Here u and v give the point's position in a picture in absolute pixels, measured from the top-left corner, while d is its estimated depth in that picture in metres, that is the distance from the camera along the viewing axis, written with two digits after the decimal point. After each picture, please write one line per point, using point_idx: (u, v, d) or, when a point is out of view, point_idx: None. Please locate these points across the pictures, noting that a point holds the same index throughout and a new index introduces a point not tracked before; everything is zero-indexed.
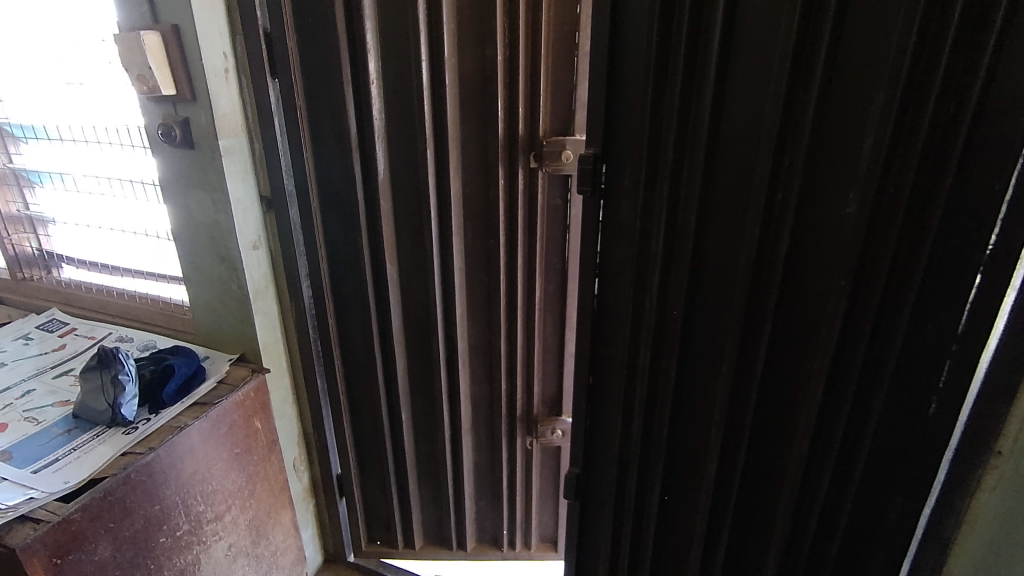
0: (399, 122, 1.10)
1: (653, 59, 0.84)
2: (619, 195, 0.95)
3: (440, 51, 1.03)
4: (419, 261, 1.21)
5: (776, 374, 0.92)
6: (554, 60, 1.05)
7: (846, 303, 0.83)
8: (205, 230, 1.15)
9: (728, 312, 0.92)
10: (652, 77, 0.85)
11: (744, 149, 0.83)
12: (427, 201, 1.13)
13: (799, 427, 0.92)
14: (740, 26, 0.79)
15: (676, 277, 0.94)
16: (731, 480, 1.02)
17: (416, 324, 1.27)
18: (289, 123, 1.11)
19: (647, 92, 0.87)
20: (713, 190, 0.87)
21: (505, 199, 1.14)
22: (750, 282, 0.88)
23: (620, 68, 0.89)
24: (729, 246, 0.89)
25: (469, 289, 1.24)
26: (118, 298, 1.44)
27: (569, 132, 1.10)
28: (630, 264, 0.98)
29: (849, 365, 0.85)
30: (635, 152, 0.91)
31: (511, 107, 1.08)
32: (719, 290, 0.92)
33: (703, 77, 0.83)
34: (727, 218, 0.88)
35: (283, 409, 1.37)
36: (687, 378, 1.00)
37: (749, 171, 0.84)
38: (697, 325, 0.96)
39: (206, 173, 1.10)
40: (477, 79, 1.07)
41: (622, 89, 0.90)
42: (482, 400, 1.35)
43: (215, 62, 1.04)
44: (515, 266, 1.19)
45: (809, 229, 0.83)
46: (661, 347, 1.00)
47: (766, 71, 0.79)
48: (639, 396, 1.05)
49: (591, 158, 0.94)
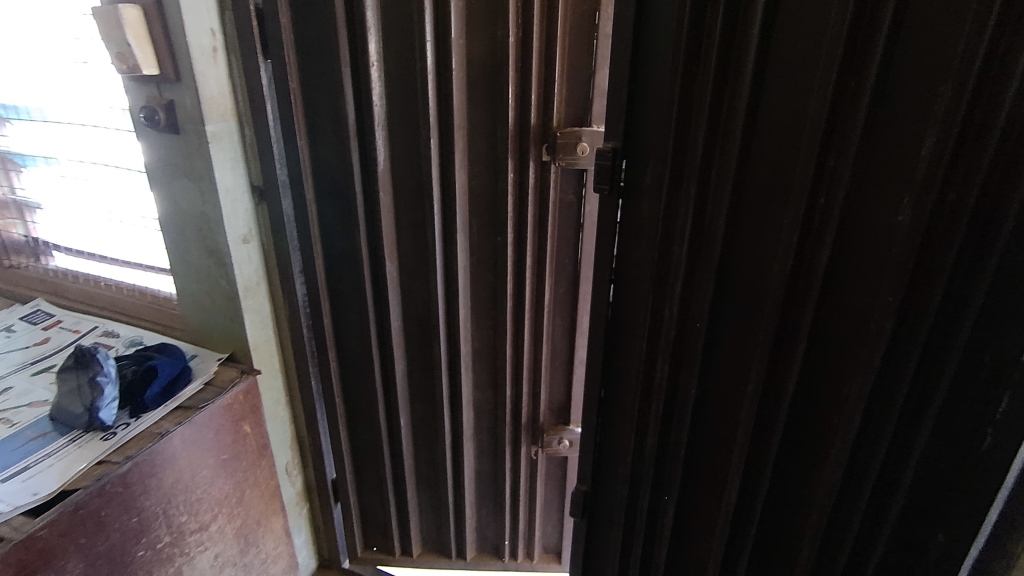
0: (401, 109, 1.01)
1: (684, 44, 0.75)
2: (639, 194, 0.86)
3: (446, 31, 0.94)
4: (421, 259, 1.13)
5: (810, 393, 0.84)
6: (572, 44, 0.96)
7: (893, 322, 0.74)
8: (192, 222, 1.07)
9: (757, 325, 0.84)
10: (682, 65, 0.76)
11: (783, 147, 0.74)
12: (431, 195, 1.05)
13: (831, 453, 0.84)
14: (784, 7, 0.69)
15: (702, 288, 0.85)
16: (753, 505, 0.94)
17: (416, 325, 1.20)
18: (283, 109, 1.02)
19: (675, 81, 0.77)
20: (745, 193, 0.79)
21: (514, 193, 1.06)
22: (785, 295, 0.80)
23: (647, 53, 0.80)
24: (761, 254, 0.80)
25: (473, 290, 1.16)
26: (105, 290, 1.37)
27: (586, 122, 1.01)
28: (649, 272, 0.89)
29: (893, 390, 0.77)
30: (660, 147, 0.82)
31: (524, 94, 0.99)
32: (747, 301, 0.84)
33: (740, 66, 0.73)
34: (760, 225, 0.79)
35: (275, 410, 1.27)
36: (709, 393, 0.92)
37: (787, 172, 0.75)
38: (722, 336, 0.88)
39: (192, 161, 1.01)
40: (487, 63, 0.98)
41: (648, 76, 0.81)
42: (485, 406, 1.28)
43: (203, 41, 0.95)
44: (523, 266, 1.11)
45: (853, 239, 0.74)
46: (681, 361, 0.91)
47: (811, 60, 0.69)
48: (654, 412, 0.97)
49: (609, 153, 0.86)
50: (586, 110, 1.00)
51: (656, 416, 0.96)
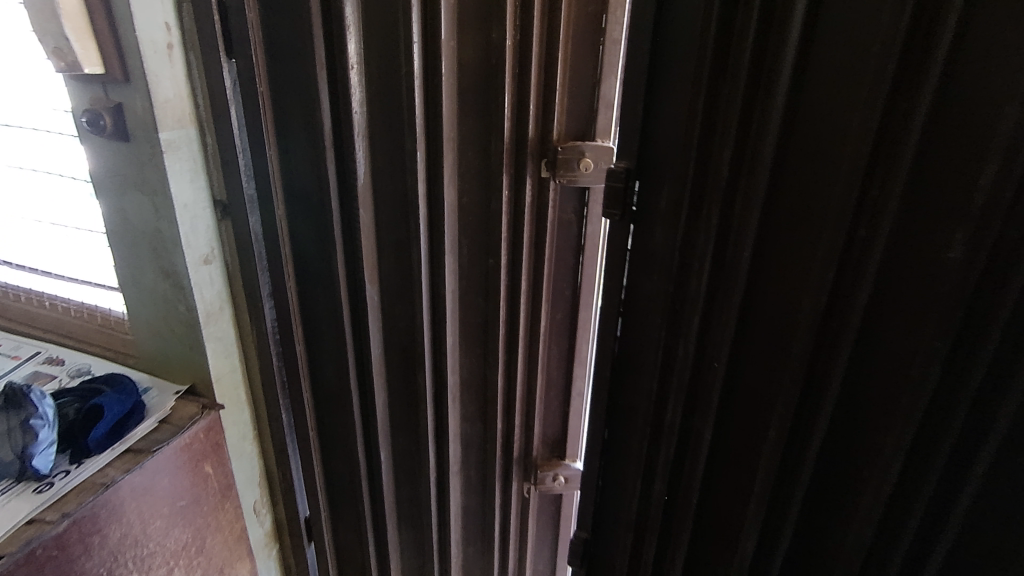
0: (384, 117, 0.91)
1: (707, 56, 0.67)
2: (651, 222, 0.78)
3: (435, 32, 0.84)
4: (405, 281, 1.02)
5: (839, 443, 0.76)
6: (577, 48, 0.86)
7: (938, 369, 0.66)
8: (146, 240, 0.95)
9: (782, 368, 0.75)
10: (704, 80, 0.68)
11: (819, 173, 0.66)
12: (416, 213, 0.95)
13: (861, 507, 0.76)
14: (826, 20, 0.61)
15: (722, 327, 0.77)
16: (771, 558, 0.86)
17: (398, 352, 1.09)
18: (249, 114, 0.90)
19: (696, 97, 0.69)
20: (772, 226, 0.71)
21: (509, 212, 0.96)
22: (815, 338, 0.72)
23: (664, 63, 0.71)
24: (790, 295, 0.72)
25: (462, 315, 1.06)
26: (48, 309, 1.23)
27: (589, 135, 0.91)
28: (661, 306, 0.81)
29: (936, 441, 0.69)
30: (676, 170, 0.73)
31: (521, 104, 0.89)
32: (771, 341, 0.75)
33: (771, 82, 0.65)
34: (789, 263, 0.71)
35: (241, 447, 1.14)
36: (724, 439, 0.84)
37: (823, 201, 0.66)
38: (741, 378, 0.79)
39: (144, 172, 0.89)
40: (480, 68, 0.88)
41: (666, 90, 0.72)
42: (473, 439, 1.17)
43: (157, 35, 0.82)
44: (518, 291, 1.01)
45: (895, 276, 0.66)
46: (697, 404, 0.83)
47: (854, 80, 0.61)
48: (664, 457, 0.88)
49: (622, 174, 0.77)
50: (590, 121, 0.90)
51: (667, 461, 0.88)
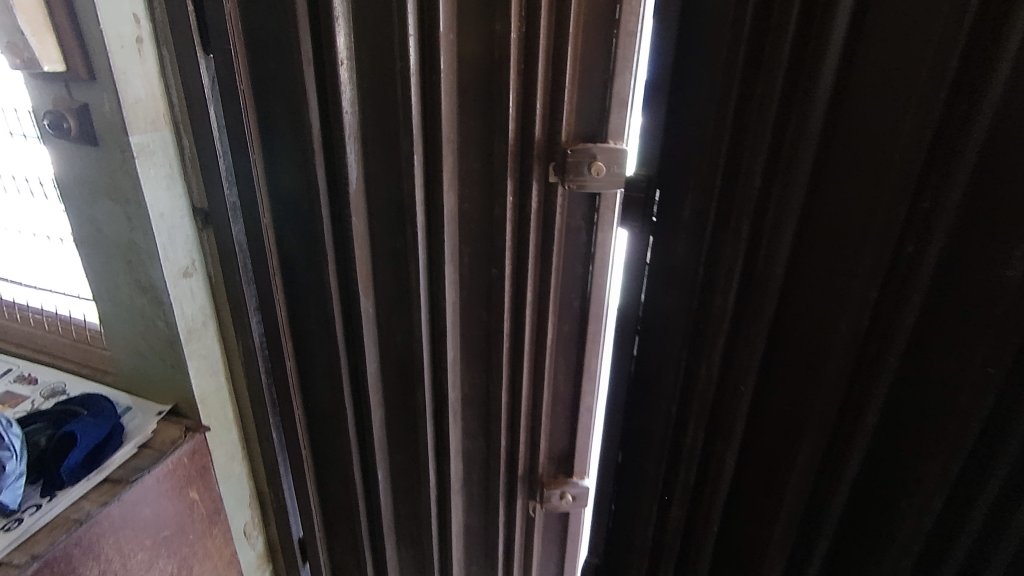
0: (378, 119, 0.83)
1: (741, 59, 0.71)
2: (676, 229, 0.84)
3: (433, 24, 0.77)
4: (402, 293, 0.96)
5: (886, 439, 0.79)
6: (588, 42, 0.79)
7: (999, 369, 0.68)
8: (120, 252, 0.87)
9: (822, 367, 0.78)
10: (737, 83, 0.72)
11: (868, 176, 0.70)
12: (414, 221, 0.88)
13: (912, 505, 0.78)
14: (869, 21, 0.64)
15: (756, 324, 0.80)
16: (813, 549, 0.90)
17: (396, 367, 1.03)
18: (229, 115, 0.82)
19: (729, 98, 0.73)
20: (810, 222, 0.75)
21: (513, 218, 0.89)
22: (861, 335, 0.75)
23: (695, 70, 0.77)
24: (827, 290, 0.76)
25: (464, 328, 1.00)
26: (20, 323, 1.15)
27: (600, 137, 0.84)
28: (691, 305, 0.85)
29: (998, 441, 0.71)
30: (711, 171, 0.77)
31: (527, 103, 0.82)
32: (809, 339, 0.79)
33: (810, 89, 0.69)
34: (827, 258, 0.75)
35: (229, 469, 1.07)
36: (758, 434, 0.87)
37: (875, 203, 0.70)
38: (777, 375, 0.83)
39: (115, 179, 0.81)
40: (482, 64, 0.81)
41: (693, 99, 0.78)
42: (476, 455, 1.11)
43: (124, 29, 0.74)
44: (523, 302, 0.95)
45: (949, 277, 0.69)
46: (726, 399, 0.86)
47: (898, 81, 0.65)
48: (691, 452, 0.92)
49: (644, 182, 0.87)
50: (602, 121, 0.83)
51: (693, 455, 0.91)
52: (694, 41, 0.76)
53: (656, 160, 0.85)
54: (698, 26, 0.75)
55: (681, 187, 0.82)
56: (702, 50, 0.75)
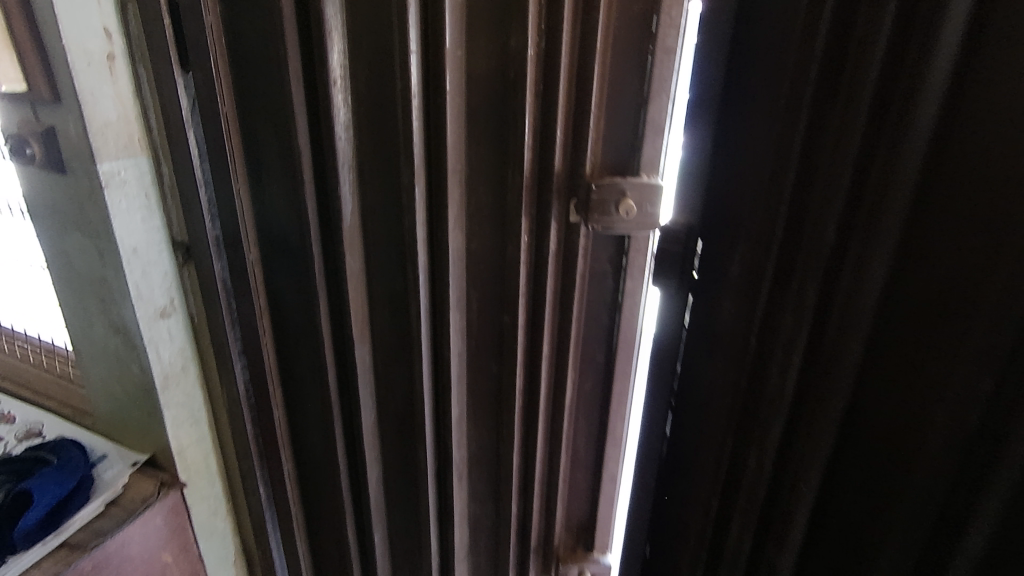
0: (376, 145, 0.73)
1: (809, 98, 0.61)
2: (723, 282, 0.74)
3: (438, 39, 0.66)
4: (402, 340, 0.84)
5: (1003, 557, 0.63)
6: (618, 60, 0.67)
7: None
8: (92, 289, 0.79)
9: (918, 445, 0.66)
10: (803, 125, 0.62)
11: (984, 223, 0.57)
12: (414, 261, 0.77)
13: None
14: (988, 44, 0.53)
15: (824, 407, 0.70)
16: None
17: (395, 421, 0.91)
18: (210, 140, 0.73)
19: (794, 143, 0.63)
20: (898, 286, 0.64)
21: (528, 261, 0.77)
22: (969, 416, 0.61)
23: (756, 91, 0.66)
24: (919, 372, 0.64)
25: (472, 380, 0.88)
26: (9, 355, 1.09)
27: (631, 169, 0.72)
28: (740, 380, 0.75)
29: None
30: (770, 226, 0.67)
31: (545, 131, 0.70)
32: (899, 411, 0.67)
33: (908, 115, 0.57)
34: (923, 328, 0.63)
35: (211, 525, 0.97)
36: (832, 515, 0.75)
37: (992, 257, 0.57)
38: (859, 450, 0.71)
39: (84, 210, 0.73)
40: (495, 85, 0.70)
41: (751, 126, 0.67)
42: (484, 521, 0.99)
43: (92, 44, 0.66)
44: (539, 355, 0.83)
45: None
46: (783, 483, 0.77)
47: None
48: (744, 528, 0.81)
49: (682, 234, 0.75)
50: (634, 150, 0.71)
51: (743, 540, 0.81)
52: (747, 75, 0.66)
53: (698, 207, 0.74)
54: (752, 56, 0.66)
55: (731, 239, 0.72)
56: (757, 84, 0.66)
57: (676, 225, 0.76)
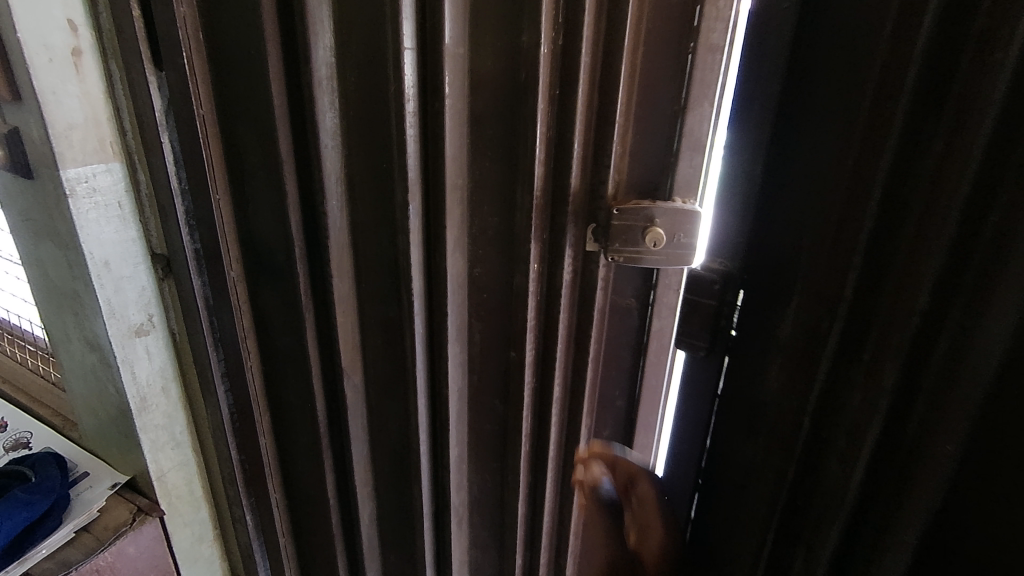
0: (367, 156, 0.64)
1: (900, 128, 0.48)
2: (767, 347, 0.61)
3: (438, 34, 0.57)
4: (396, 372, 0.75)
5: None
6: (649, 61, 0.56)
7: None
8: (66, 302, 0.73)
9: None
10: (887, 165, 0.49)
11: None
12: (408, 288, 0.68)
13: None
14: None
15: (893, 532, 0.54)
16: None
17: (390, 458, 0.82)
18: (186, 146, 0.65)
19: (874, 182, 0.50)
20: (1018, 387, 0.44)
21: (538, 292, 0.67)
22: None
23: (823, 113, 0.53)
24: None
25: (474, 419, 0.78)
26: (27, 367, 1.09)
27: (661, 191, 0.60)
28: (788, 468, 0.62)
29: None
30: (835, 282, 0.54)
31: (560, 144, 0.59)
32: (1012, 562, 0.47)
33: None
34: None
35: (195, 554, 0.90)
36: None
37: None
38: None
39: (53, 219, 0.67)
40: (503, 88, 0.59)
41: (815, 157, 0.54)
42: (486, 571, 0.89)
43: (53, 37, 0.60)
44: (549, 398, 0.72)
45: None
46: None
47: None
48: None
49: (718, 287, 0.64)
50: (667, 169, 0.59)
51: None
52: (810, 95, 0.54)
53: (738, 251, 0.62)
54: (819, 71, 0.53)
55: (779, 292, 0.60)
56: (821, 107, 0.53)
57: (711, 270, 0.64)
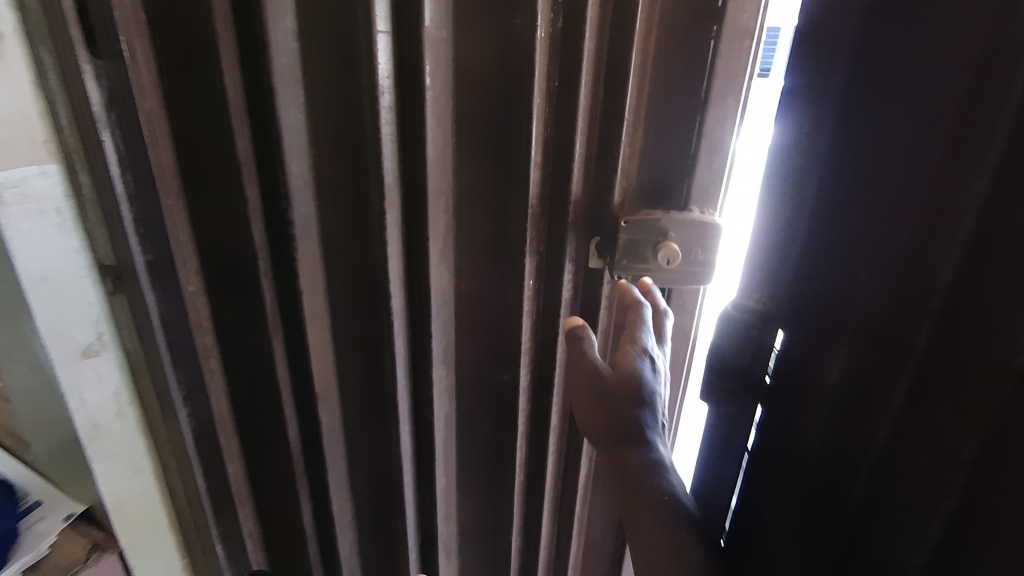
0: (339, 158, 0.56)
1: (1010, 115, 0.36)
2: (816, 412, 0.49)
3: (416, 17, 0.48)
4: (375, 397, 0.67)
5: None
6: (663, 49, 0.48)
7: None
8: None
9: None
10: (975, 200, 0.38)
11: None
12: (388, 306, 0.60)
13: None
14: None
15: None
16: None
17: (371, 487, 0.75)
18: (133, 147, 0.57)
19: (970, 195, 0.38)
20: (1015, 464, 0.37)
21: (534, 310, 0.60)
22: None
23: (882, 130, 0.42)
24: None
25: (462, 446, 0.71)
26: None
27: (674, 199, 0.53)
28: (828, 552, 0.51)
29: None
30: (913, 322, 0.42)
31: (560, 146, 0.52)
32: None
33: None
34: None
35: None
36: None
37: None
38: None
39: None
40: (494, 81, 0.51)
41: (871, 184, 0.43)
42: None
43: None
44: (546, 425, 0.66)
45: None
46: None
47: None
48: None
49: (756, 330, 0.51)
50: (683, 174, 0.52)
51: None
52: (883, 82, 0.42)
53: (781, 286, 0.50)
54: (893, 50, 0.41)
55: (830, 336, 0.47)
56: (893, 96, 0.41)
57: (746, 309, 0.52)
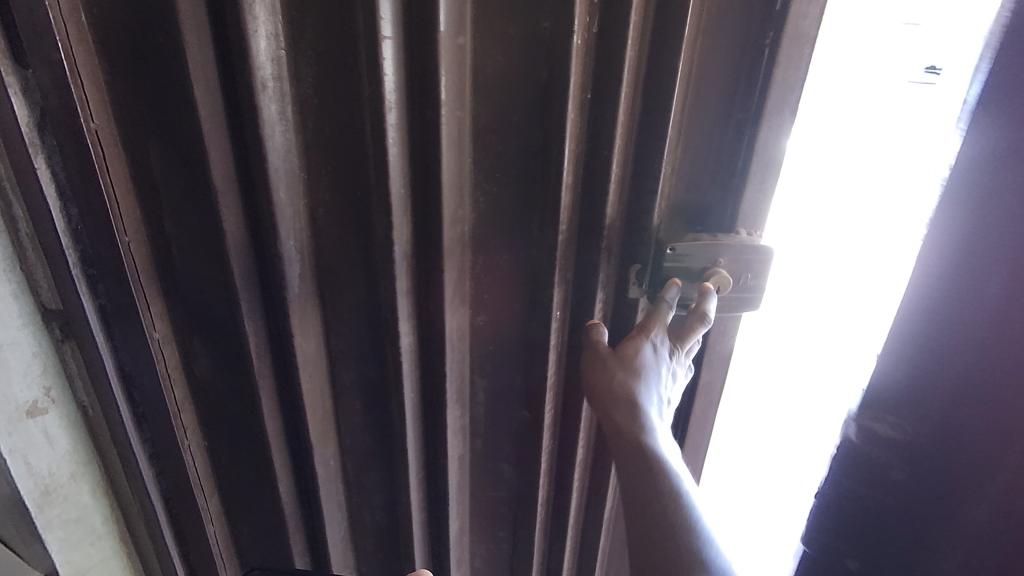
0: (338, 186, 0.49)
1: None
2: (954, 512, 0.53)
3: (429, 20, 0.41)
4: (381, 444, 0.61)
5: None
6: (710, 59, 0.43)
7: None
8: None
9: None
10: None
11: None
12: (397, 349, 0.53)
13: None
14: None
15: None
16: None
17: (375, 537, 0.68)
18: (78, 177, 0.48)
19: None
20: None
21: (560, 343, 0.54)
22: None
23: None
24: None
25: (477, 488, 0.65)
26: None
27: (720, 219, 0.48)
28: None
29: None
30: None
31: (594, 169, 0.46)
32: None
33: None
34: None
35: None
36: None
37: None
38: None
39: None
40: (519, 97, 0.45)
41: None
42: None
43: None
44: (570, 463, 0.61)
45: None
46: None
47: None
48: None
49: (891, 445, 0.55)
50: (730, 192, 0.47)
51: None
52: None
53: (914, 412, 0.52)
54: None
55: (962, 463, 0.51)
56: None
57: (876, 430, 0.55)
